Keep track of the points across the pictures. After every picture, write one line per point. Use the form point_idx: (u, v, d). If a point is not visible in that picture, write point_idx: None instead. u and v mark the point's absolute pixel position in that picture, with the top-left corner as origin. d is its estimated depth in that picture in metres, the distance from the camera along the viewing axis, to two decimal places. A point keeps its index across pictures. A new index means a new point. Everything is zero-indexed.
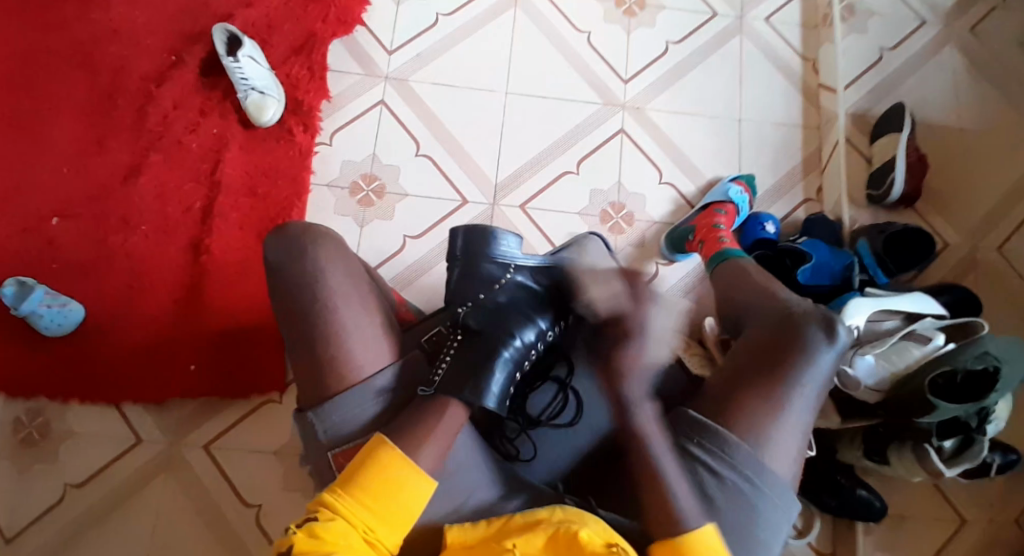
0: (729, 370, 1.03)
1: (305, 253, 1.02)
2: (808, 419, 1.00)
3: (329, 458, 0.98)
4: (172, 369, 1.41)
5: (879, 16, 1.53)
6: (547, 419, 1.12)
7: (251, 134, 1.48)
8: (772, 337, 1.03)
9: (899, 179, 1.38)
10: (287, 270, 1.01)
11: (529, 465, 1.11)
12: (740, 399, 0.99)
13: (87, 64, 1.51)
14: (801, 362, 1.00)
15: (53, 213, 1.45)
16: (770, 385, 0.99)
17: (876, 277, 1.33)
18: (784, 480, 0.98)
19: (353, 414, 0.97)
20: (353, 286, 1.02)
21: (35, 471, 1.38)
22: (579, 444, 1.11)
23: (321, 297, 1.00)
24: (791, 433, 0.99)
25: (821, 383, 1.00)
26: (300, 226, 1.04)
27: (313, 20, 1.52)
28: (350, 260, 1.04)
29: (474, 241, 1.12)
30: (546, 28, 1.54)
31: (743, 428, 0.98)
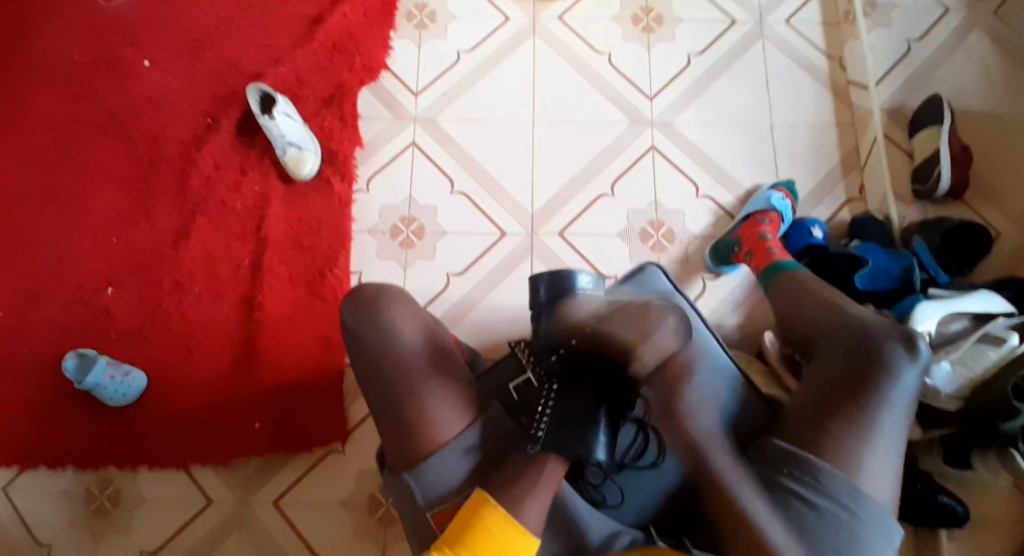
0: (811, 395, 1.05)
1: (381, 313, 1.06)
2: (899, 441, 1.01)
3: (430, 519, 1.01)
4: (237, 429, 1.43)
5: (902, 7, 1.52)
6: (632, 463, 1.08)
7: (290, 188, 1.51)
8: (851, 358, 1.05)
9: (944, 174, 1.36)
10: (366, 333, 1.05)
11: (616, 511, 1.07)
12: (829, 424, 1.02)
13: (126, 135, 1.55)
14: (885, 381, 1.02)
15: (106, 283, 1.49)
16: (858, 409, 1.01)
17: (938, 276, 1.30)
18: (882, 505, 1.00)
19: (445, 471, 1.02)
20: (428, 347, 1.06)
21: (110, 540, 1.41)
22: (665, 482, 1.08)
23: (396, 358, 1.04)
24: (883, 456, 1.00)
25: (908, 403, 1.02)
26: (373, 289, 1.08)
27: (339, 71, 1.55)
28: (424, 319, 1.09)
29: (557, 283, 1.11)
30: (566, 53, 1.55)
31: (833, 455, 1.00)
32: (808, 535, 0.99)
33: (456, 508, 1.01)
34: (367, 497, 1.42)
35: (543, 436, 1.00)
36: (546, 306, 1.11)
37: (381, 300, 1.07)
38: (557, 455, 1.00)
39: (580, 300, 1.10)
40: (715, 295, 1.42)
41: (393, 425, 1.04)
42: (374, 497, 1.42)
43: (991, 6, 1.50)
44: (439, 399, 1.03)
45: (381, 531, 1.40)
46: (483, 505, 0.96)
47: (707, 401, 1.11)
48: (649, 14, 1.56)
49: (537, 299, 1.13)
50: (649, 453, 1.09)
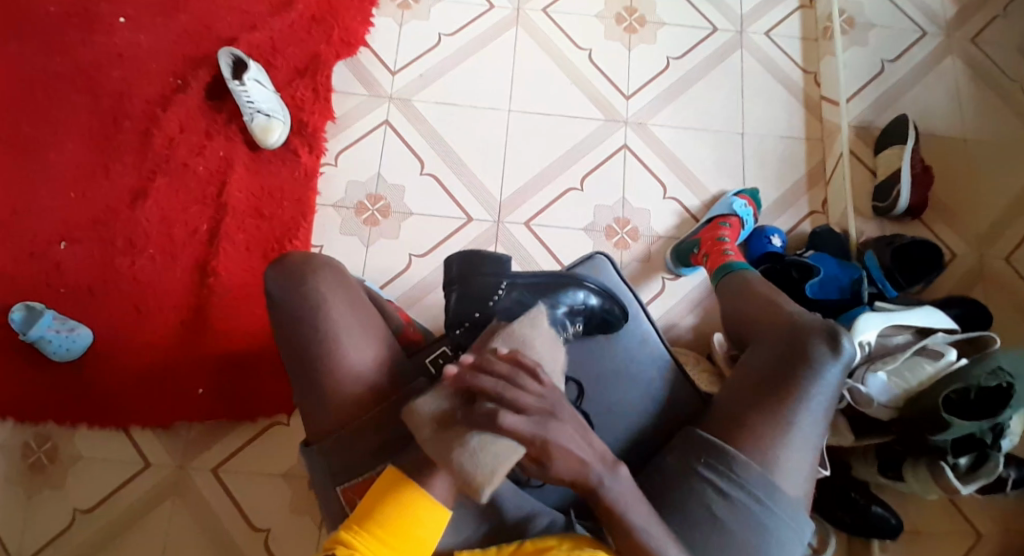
0: (738, 389, 1.12)
1: (308, 283, 1.06)
2: (817, 436, 1.09)
3: (339, 493, 1.03)
4: (180, 395, 1.43)
5: (879, 28, 1.54)
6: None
7: (256, 156, 1.49)
8: (779, 355, 1.12)
9: (904, 192, 1.40)
10: (295, 303, 1.05)
11: (541, 491, 1.12)
12: (751, 418, 1.09)
13: (91, 88, 1.52)
14: (808, 379, 1.09)
15: (59, 237, 1.46)
16: (779, 405, 1.08)
17: (885, 290, 1.37)
18: (793, 498, 1.07)
19: (357, 448, 1.03)
20: (355, 318, 1.06)
21: (43, 496, 1.40)
22: None
23: (327, 331, 1.04)
24: (800, 451, 1.08)
25: (827, 400, 1.09)
26: (302, 258, 1.08)
27: (317, 43, 1.53)
28: (353, 290, 1.08)
29: (469, 261, 1.15)
30: (547, 45, 1.54)
31: (753, 448, 1.07)
32: (721, 523, 1.06)
33: (366, 484, 1.01)
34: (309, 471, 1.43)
35: None
36: (456, 283, 1.15)
37: (306, 271, 1.07)
38: None
39: (492, 277, 1.14)
40: (673, 295, 1.45)
41: (316, 399, 1.05)
42: None
43: (968, 34, 1.53)
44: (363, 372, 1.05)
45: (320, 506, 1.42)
46: (394, 478, 0.95)
47: (641, 389, 1.18)
48: (633, 15, 1.56)
49: (450, 274, 1.16)
50: None
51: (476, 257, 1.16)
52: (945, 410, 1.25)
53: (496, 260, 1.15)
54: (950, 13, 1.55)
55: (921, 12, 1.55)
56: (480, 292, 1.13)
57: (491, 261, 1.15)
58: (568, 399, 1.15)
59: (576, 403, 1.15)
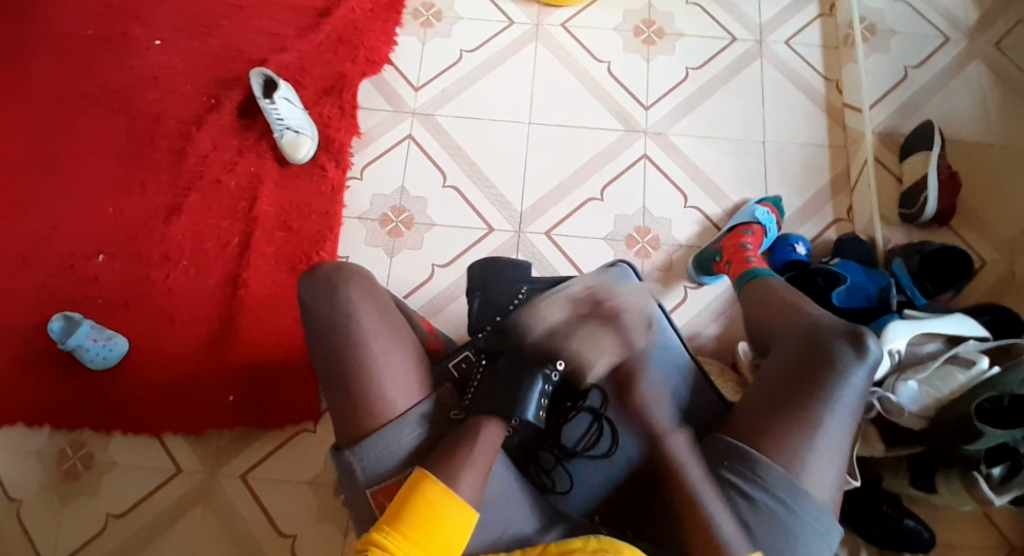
0: (760, 393, 1.11)
1: (338, 290, 1.09)
2: (843, 440, 1.07)
3: (368, 495, 1.03)
4: (215, 404, 1.46)
5: (901, 34, 1.53)
6: (583, 450, 1.16)
7: (285, 171, 1.54)
8: (803, 358, 1.11)
9: (932, 197, 1.37)
10: (323, 308, 1.08)
11: (564, 497, 1.15)
12: (775, 421, 1.08)
13: (128, 109, 1.58)
14: (833, 380, 1.08)
15: (97, 251, 1.52)
16: (802, 408, 1.07)
17: (914, 298, 1.34)
18: (822, 504, 1.05)
19: (379, 454, 1.03)
20: (382, 323, 1.09)
21: (77, 502, 1.44)
22: (613, 474, 1.16)
23: (354, 335, 1.07)
24: (826, 454, 1.06)
25: (853, 403, 1.08)
26: (330, 267, 1.11)
27: (342, 62, 1.57)
28: (383, 302, 1.11)
29: (488, 268, 1.27)
30: (566, 59, 1.56)
31: (776, 453, 1.06)
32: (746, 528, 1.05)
33: (395, 486, 1.02)
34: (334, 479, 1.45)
35: (469, 403, 1.08)
36: (479, 288, 1.26)
37: (336, 278, 1.10)
38: (492, 417, 1.06)
39: (508, 281, 1.26)
40: (695, 304, 1.45)
41: (337, 406, 1.06)
42: None
43: (992, 38, 1.49)
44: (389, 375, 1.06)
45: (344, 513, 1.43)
46: (422, 480, 0.98)
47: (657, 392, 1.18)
48: (651, 27, 1.57)
49: (473, 283, 1.27)
50: (602, 442, 1.17)
51: (495, 266, 1.27)
52: (977, 420, 1.24)
53: (510, 268, 1.27)
54: (974, 18, 1.51)
55: (943, 16, 1.53)
56: (498, 298, 1.24)
57: (506, 268, 1.27)
58: (592, 405, 1.17)
59: (598, 409, 1.17)
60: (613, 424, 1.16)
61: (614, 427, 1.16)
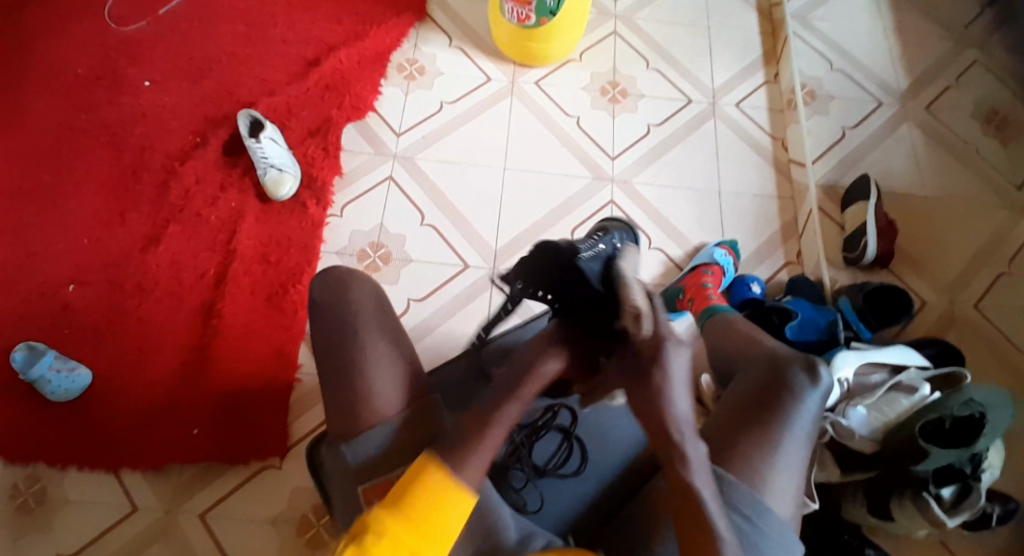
0: (725, 417, 1.18)
1: (346, 291, 1.14)
2: (802, 460, 1.14)
3: (360, 494, 1.04)
4: (178, 435, 1.44)
5: (838, 100, 1.71)
6: (554, 469, 1.26)
7: (267, 207, 1.58)
8: (763, 383, 1.18)
9: (870, 242, 1.51)
10: (326, 307, 1.13)
11: (536, 515, 1.23)
12: (739, 441, 1.14)
13: (113, 144, 1.62)
14: (791, 403, 1.15)
15: (69, 279, 1.51)
16: (764, 429, 1.14)
17: (860, 332, 1.45)
18: (784, 520, 1.11)
19: (375, 443, 1.05)
20: (375, 328, 1.12)
21: (29, 540, 1.38)
22: (586, 490, 1.25)
23: (345, 339, 1.11)
24: (787, 473, 1.13)
25: (809, 427, 1.15)
26: (341, 271, 1.17)
27: (328, 107, 1.66)
28: (385, 307, 1.16)
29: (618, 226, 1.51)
30: (538, 112, 1.68)
31: (742, 470, 1.12)
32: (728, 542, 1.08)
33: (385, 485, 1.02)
34: (299, 517, 1.42)
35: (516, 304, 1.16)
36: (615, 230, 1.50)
37: (349, 281, 1.15)
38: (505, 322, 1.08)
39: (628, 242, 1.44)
40: None
41: (337, 404, 1.09)
42: (306, 518, 1.42)
43: (922, 103, 1.70)
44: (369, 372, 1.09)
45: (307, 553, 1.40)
46: (428, 467, 0.96)
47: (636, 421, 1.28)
48: (616, 88, 1.72)
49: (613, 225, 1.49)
50: (572, 461, 1.27)
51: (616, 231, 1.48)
52: (923, 440, 1.31)
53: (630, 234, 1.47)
54: (903, 86, 1.72)
55: (877, 85, 1.73)
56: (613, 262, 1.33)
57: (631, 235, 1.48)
58: (561, 424, 1.29)
59: (568, 428, 1.28)
60: (582, 444, 1.28)
61: (584, 447, 1.27)
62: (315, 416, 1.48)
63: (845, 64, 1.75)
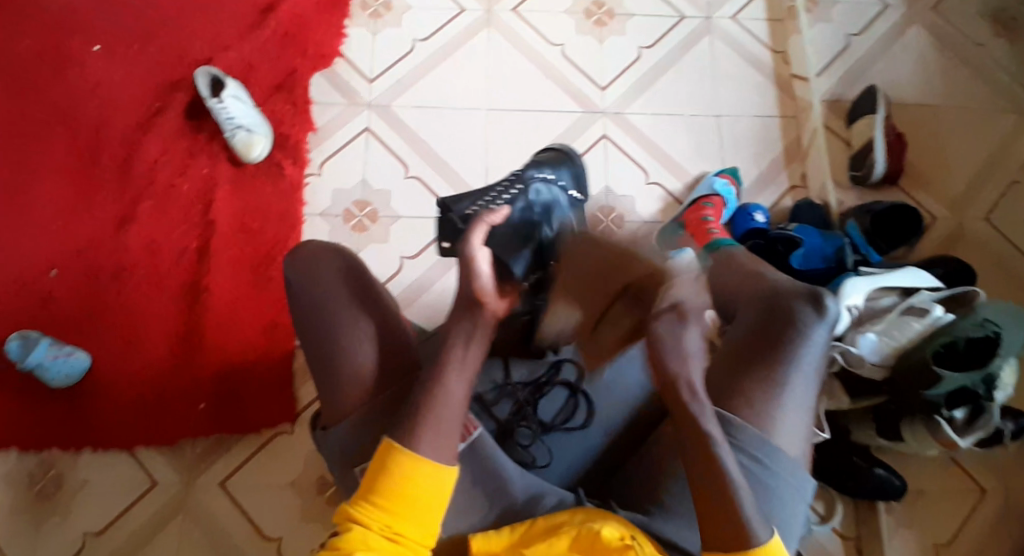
0: (728, 356, 1.14)
1: (317, 270, 1.10)
2: (810, 396, 1.10)
3: (357, 474, 1.03)
4: (184, 414, 1.43)
5: (841, 4, 1.59)
6: (561, 424, 1.19)
7: (240, 171, 1.51)
8: (766, 319, 1.13)
9: (879, 159, 1.43)
10: (300, 292, 1.09)
11: (545, 470, 1.18)
12: (745, 382, 1.10)
13: (72, 117, 1.53)
14: (797, 338, 1.10)
15: (48, 267, 1.47)
16: (770, 368, 1.10)
17: (868, 256, 1.40)
18: (795, 458, 1.09)
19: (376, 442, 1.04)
20: (352, 309, 1.09)
21: (50, 525, 1.39)
22: (593, 442, 1.20)
23: (325, 325, 1.08)
24: (797, 410, 1.09)
25: (817, 359, 1.11)
26: (309, 249, 1.12)
27: (293, 57, 1.55)
28: (359, 279, 1.11)
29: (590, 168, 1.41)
30: (519, 43, 1.57)
31: (749, 412, 1.08)
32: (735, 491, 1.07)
33: None
34: (316, 479, 1.42)
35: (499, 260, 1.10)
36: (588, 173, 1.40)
37: (317, 259, 1.11)
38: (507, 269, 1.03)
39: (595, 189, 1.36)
40: None
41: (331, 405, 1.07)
42: (324, 478, 1.42)
43: (929, 3, 1.58)
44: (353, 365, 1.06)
45: (328, 513, 1.41)
46: (391, 451, 0.94)
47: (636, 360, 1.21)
48: (601, 9, 1.59)
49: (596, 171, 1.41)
50: (578, 415, 1.20)
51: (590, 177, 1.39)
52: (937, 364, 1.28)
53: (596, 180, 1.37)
54: None
55: None
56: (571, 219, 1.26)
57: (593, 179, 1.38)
58: (567, 379, 1.21)
59: (576, 382, 1.20)
60: (589, 397, 1.20)
61: (591, 400, 1.20)
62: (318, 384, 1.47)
63: None
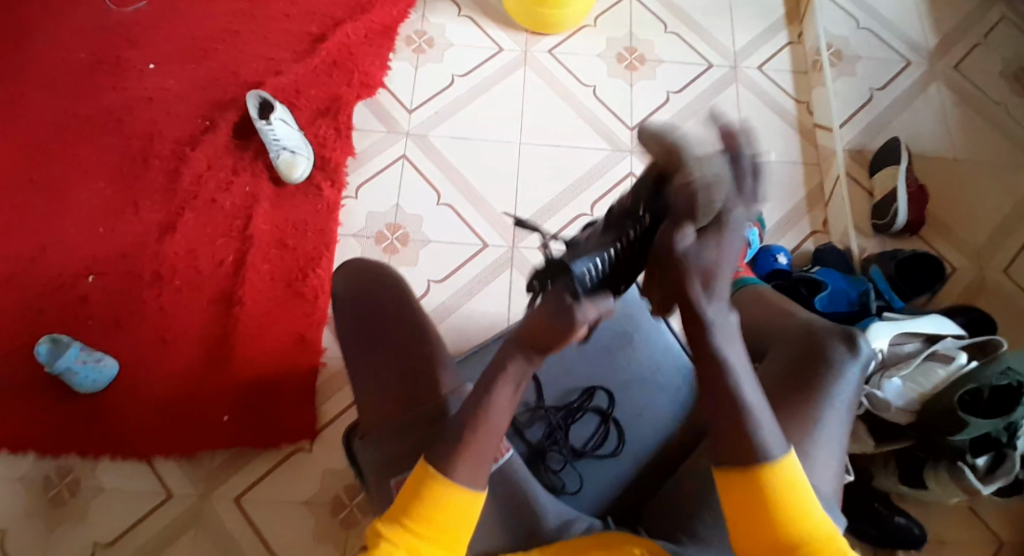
0: (760, 393, 1.14)
1: (364, 289, 1.18)
2: (843, 434, 1.10)
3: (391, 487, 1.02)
4: (206, 423, 1.42)
5: (865, 59, 1.65)
6: (592, 451, 1.19)
7: (280, 190, 1.56)
8: (800, 358, 1.15)
9: (902, 209, 1.47)
10: (349, 306, 1.18)
11: (575, 497, 1.17)
12: (778, 419, 1.10)
13: (123, 131, 1.59)
14: (830, 377, 1.12)
15: (88, 271, 1.50)
16: (803, 405, 1.10)
17: (892, 301, 1.40)
18: (827, 496, 1.06)
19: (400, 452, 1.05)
20: (394, 324, 1.15)
21: (63, 531, 1.37)
22: (623, 471, 1.18)
23: (370, 334, 1.14)
24: (828, 448, 1.08)
25: (850, 400, 1.12)
26: (358, 269, 1.21)
27: (338, 85, 1.62)
28: (400, 297, 1.17)
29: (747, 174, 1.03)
30: (553, 83, 1.64)
31: (780, 445, 1.07)
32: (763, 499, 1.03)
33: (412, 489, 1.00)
34: (332, 497, 1.40)
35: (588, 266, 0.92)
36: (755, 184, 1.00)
37: (363, 278, 1.19)
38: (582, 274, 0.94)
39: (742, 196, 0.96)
40: None
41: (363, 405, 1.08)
42: (340, 497, 1.40)
43: (951, 61, 1.64)
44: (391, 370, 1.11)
45: (342, 535, 1.38)
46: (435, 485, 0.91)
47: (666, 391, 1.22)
48: (633, 54, 1.66)
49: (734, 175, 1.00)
50: (609, 442, 1.20)
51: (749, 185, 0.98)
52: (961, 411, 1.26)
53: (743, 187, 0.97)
54: (931, 43, 1.66)
55: (904, 42, 1.67)
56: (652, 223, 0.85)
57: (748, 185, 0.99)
58: (599, 406, 1.22)
59: (606, 409, 1.21)
60: (620, 425, 1.20)
61: (621, 429, 1.20)
62: (342, 398, 1.46)
63: (872, 22, 1.68)
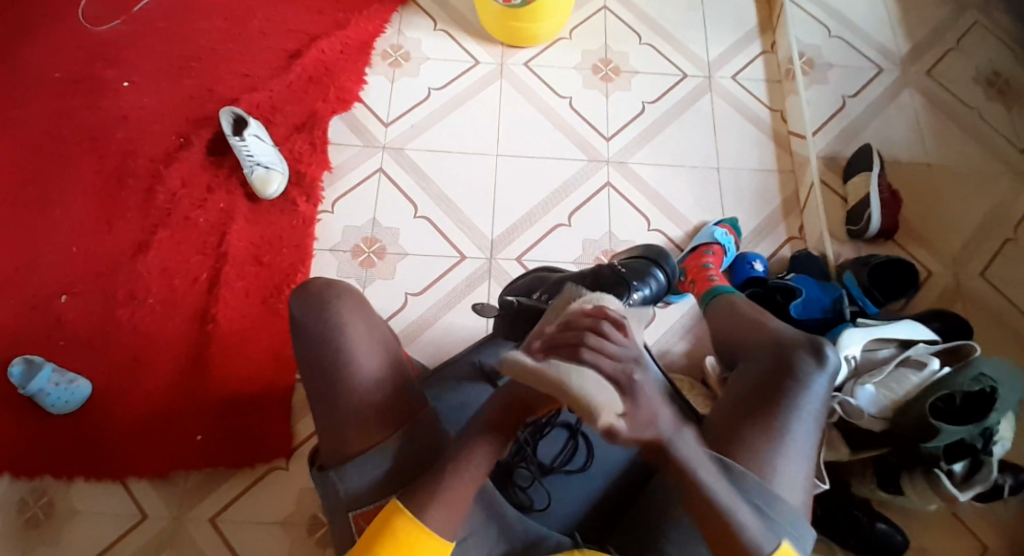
0: (728, 407, 1.12)
1: (328, 306, 1.09)
2: (811, 446, 1.09)
3: (350, 519, 1.05)
4: (180, 442, 1.40)
5: (838, 68, 1.67)
6: (560, 467, 1.18)
7: (256, 206, 1.55)
8: (767, 368, 1.13)
9: (875, 215, 1.47)
10: (311, 322, 1.08)
11: (542, 514, 1.16)
12: (746, 432, 1.08)
13: (97, 149, 1.59)
14: (798, 388, 1.10)
15: (61, 291, 1.49)
16: (770, 417, 1.09)
17: (867, 307, 1.41)
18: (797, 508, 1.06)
19: (376, 470, 1.04)
20: (368, 338, 1.09)
21: (36, 555, 1.35)
22: (596, 487, 1.18)
23: (337, 345, 1.08)
24: (796, 459, 1.08)
25: (818, 413, 1.10)
26: (322, 283, 1.11)
27: (313, 101, 1.62)
28: (367, 307, 1.12)
29: (801, 264, 1.49)
30: (528, 95, 1.64)
31: (749, 461, 1.06)
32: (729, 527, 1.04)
33: (376, 511, 1.03)
34: (308, 517, 1.39)
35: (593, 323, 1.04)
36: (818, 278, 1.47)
37: (326, 292, 1.10)
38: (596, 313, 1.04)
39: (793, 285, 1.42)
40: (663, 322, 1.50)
41: (334, 419, 1.06)
42: (316, 517, 1.39)
43: (923, 68, 1.66)
44: (364, 383, 1.06)
45: (318, 554, 1.37)
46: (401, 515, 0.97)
47: None
48: (608, 66, 1.67)
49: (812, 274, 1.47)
50: (577, 458, 1.20)
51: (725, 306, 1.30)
52: (933, 418, 1.26)
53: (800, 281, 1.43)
54: (903, 51, 1.68)
55: (876, 50, 1.68)
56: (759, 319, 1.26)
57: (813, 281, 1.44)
58: (567, 421, 1.21)
59: (575, 425, 1.20)
60: (589, 440, 1.20)
61: (592, 443, 1.20)
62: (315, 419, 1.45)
63: (843, 31, 1.70)
